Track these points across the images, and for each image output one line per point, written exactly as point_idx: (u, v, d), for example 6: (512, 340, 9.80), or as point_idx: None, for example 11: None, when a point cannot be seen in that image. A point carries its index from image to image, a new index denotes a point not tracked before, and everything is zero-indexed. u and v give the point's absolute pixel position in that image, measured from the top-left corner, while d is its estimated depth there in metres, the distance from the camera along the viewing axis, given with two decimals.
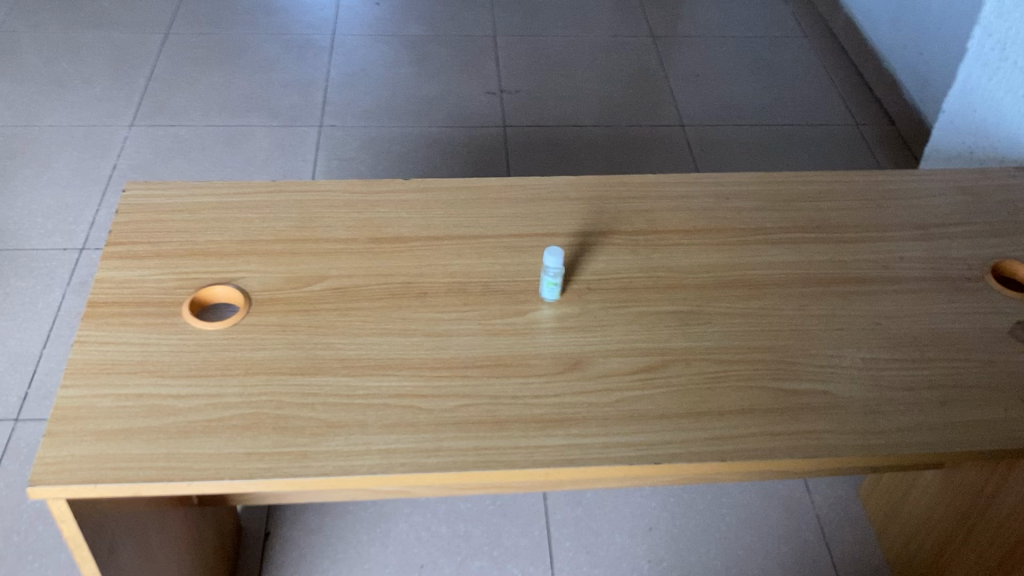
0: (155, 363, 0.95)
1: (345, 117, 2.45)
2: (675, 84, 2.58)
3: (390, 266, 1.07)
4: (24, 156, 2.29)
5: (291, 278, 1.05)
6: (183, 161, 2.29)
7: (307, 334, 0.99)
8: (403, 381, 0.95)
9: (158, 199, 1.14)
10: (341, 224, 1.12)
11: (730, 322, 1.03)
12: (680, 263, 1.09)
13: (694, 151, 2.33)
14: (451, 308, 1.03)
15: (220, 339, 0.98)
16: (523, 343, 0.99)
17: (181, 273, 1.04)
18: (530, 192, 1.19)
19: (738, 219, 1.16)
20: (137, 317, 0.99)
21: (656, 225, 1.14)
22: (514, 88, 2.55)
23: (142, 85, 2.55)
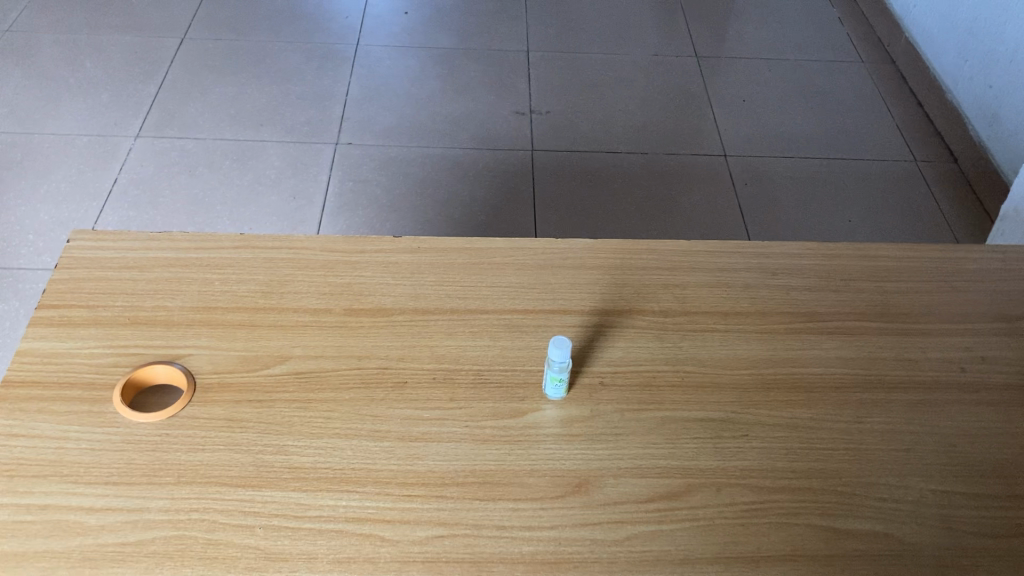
0: (70, 464, 0.78)
1: (363, 134, 2.29)
2: (718, 110, 2.39)
3: (366, 348, 0.90)
4: (22, 166, 2.16)
5: (247, 358, 0.88)
6: (188, 178, 2.14)
7: (257, 433, 0.82)
8: (366, 501, 0.77)
9: (107, 251, 0.98)
10: (313, 290, 0.95)
11: (771, 438, 0.84)
12: (714, 356, 0.91)
13: (737, 185, 2.13)
14: (433, 404, 0.85)
15: (153, 436, 0.81)
16: (517, 453, 0.82)
17: (119, 348, 0.88)
18: (541, 257, 1.01)
19: (786, 301, 0.97)
20: (58, 403, 0.83)
21: (687, 304, 0.96)
22: (545, 109, 2.37)
23: (153, 93, 2.41)
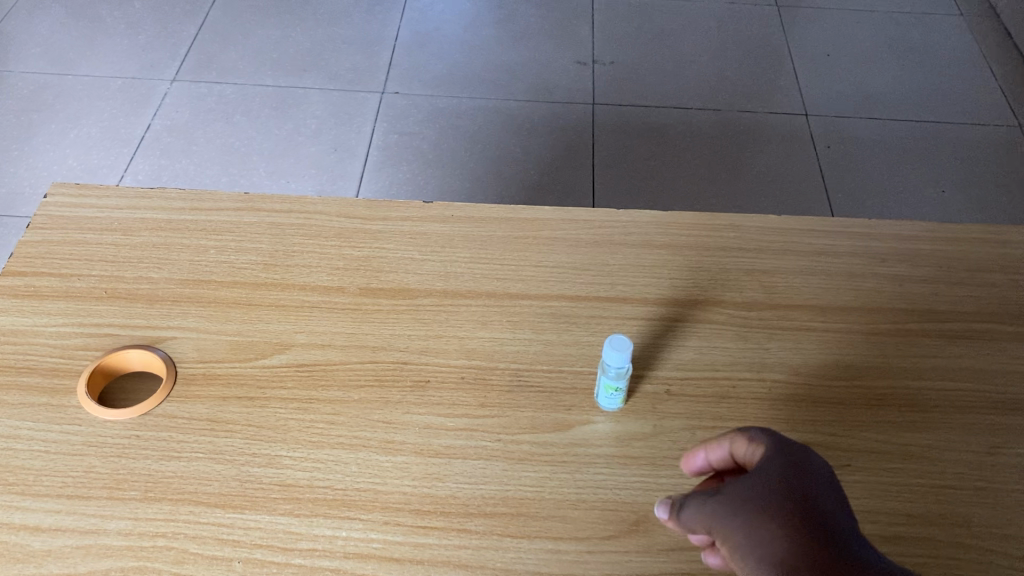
0: (17, 470, 0.65)
1: (412, 82, 2.12)
2: (800, 64, 2.17)
3: (383, 337, 0.75)
4: (52, 109, 2.04)
5: (241, 344, 0.73)
6: (224, 126, 2.00)
7: (245, 439, 0.67)
8: (370, 533, 0.62)
9: (90, 209, 0.84)
10: (325, 264, 0.80)
11: (878, 471, 0.67)
12: (808, 362, 0.74)
13: (819, 148, 1.93)
14: (460, 410, 0.70)
15: (120, 437, 0.67)
16: (560, 478, 0.66)
17: (90, 328, 0.74)
18: (597, 231, 0.84)
19: (895, 295, 0.80)
20: (13, 392, 0.69)
21: (775, 296, 0.79)
22: (609, 59, 2.17)
23: (193, 34, 2.27)
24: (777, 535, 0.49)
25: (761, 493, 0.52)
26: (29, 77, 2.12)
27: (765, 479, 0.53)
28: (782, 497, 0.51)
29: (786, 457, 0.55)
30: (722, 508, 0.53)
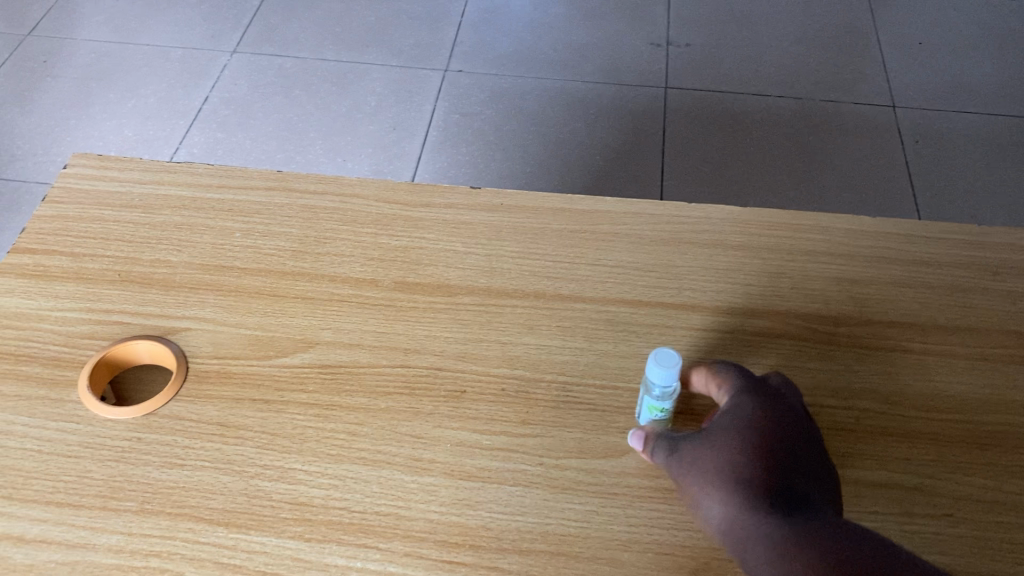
0: (6, 472, 0.59)
1: (476, 61, 2.03)
2: (889, 51, 2.02)
3: (417, 339, 0.67)
4: (111, 77, 2.01)
5: (261, 340, 0.66)
6: (283, 100, 1.95)
7: (257, 449, 0.60)
8: (388, 566, 0.55)
9: (110, 183, 0.77)
10: (358, 253, 0.72)
11: (986, 523, 0.57)
12: (902, 389, 0.64)
13: (907, 142, 1.79)
14: (499, 428, 0.61)
15: (120, 440, 0.61)
16: (609, 513, 0.57)
17: (98, 314, 0.67)
18: (665, 227, 0.75)
19: (1009, 316, 0.69)
20: (10, 383, 0.63)
21: (867, 311, 0.69)
22: (685, 41, 2.06)
23: (255, 5, 2.21)
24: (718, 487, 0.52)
25: (721, 436, 0.54)
26: (91, 45, 2.09)
27: (728, 420, 0.55)
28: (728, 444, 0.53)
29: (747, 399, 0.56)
30: (682, 451, 0.55)
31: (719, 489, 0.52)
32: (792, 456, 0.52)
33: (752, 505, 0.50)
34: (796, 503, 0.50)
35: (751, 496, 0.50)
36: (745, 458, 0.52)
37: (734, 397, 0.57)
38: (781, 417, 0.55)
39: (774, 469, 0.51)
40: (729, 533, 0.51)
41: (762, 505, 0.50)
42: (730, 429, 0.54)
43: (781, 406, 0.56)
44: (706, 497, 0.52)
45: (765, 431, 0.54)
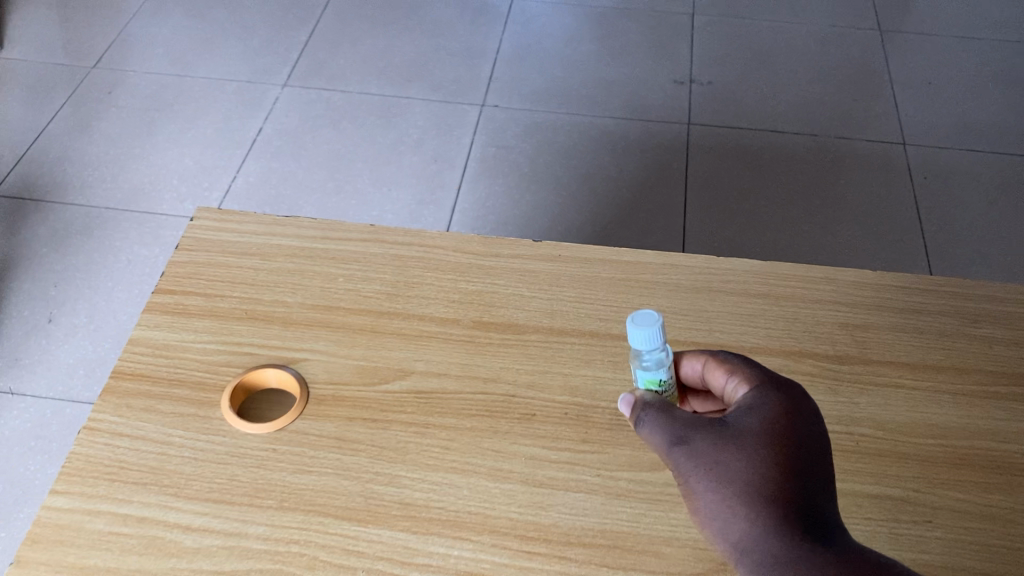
0: (171, 474, 0.73)
1: (510, 96, 2.17)
2: (898, 90, 2.13)
3: (494, 370, 0.81)
4: (173, 109, 2.15)
5: (366, 369, 0.81)
6: (332, 131, 2.09)
7: (369, 459, 0.75)
8: (479, 554, 0.69)
9: (230, 232, 0.92)
10: (441, 296, 0.87)
11: (957, 529, 0.71)
12: (896, 418, 0.78)
13: (914, 178, 1.92)
14: (564, 445, 0.76)
15: (258, 450, 0.75)
16: (654, 516, 0.71)
17: (232, 346, 0.82)
18: (697, 276, 0.89)
19: (985, 357, 0.82)
20: (165, 402, 0.78)
21: (868, 351, 0.83)
22: (707, 79, 2.19)
23: (303, 40, 2.34)
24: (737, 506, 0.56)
25: (740, 455, 0.58)
26: (151, 77, 2.23)
27: (738, 432, 0.59)
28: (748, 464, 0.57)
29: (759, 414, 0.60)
30: (698, 463, 0.58)
31: (723, 500, 0.57)
32: (795, 464, 0.57)
33: (754, 518, 0.55)
34: (803, 522, 0.55)
35: (752, 504, 0.56)
36: (748, 465, 0.57)
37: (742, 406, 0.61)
38: (788, 430, 0.59)
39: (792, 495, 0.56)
40: (726, 534, 0.56)
41: (763, 514, 0.55)
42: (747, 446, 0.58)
43: (789, 408, 0.60)
44: (706, 493, 0.58)
45: (771, 436, 0.58)
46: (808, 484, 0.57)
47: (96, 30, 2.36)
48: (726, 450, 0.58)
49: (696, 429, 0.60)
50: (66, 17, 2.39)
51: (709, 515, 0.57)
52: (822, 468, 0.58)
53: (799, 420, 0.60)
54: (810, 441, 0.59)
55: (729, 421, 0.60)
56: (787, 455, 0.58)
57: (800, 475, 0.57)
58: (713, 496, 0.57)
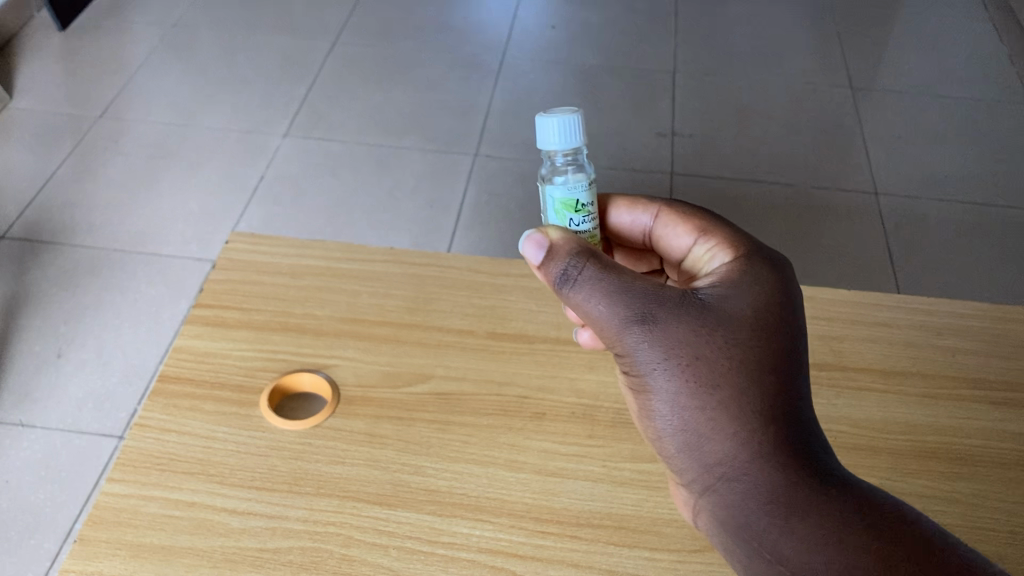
0: (217, 465, 0.80)
1: (502, 147, 2.23)
2: (871, 144, 2.26)
3: (507, 374, 0.89)
4: (175, 157, 2.15)
5: (391, 373, 0.89)
6: (331, 178, 2.11)
7: (396, 451, 0.82)
8: (499, 533, 0.76)
9: (262, 256, 1.01)
10: (457, 311, 0.96)
11: (927, 512, 0.79)
12: (870, 416, 0.87)
13: (887, 225, 2.02)
14: (571, 439, 0.84)
15: (295, 442, 0.82)
16: (656, 500, 0.79)
17: (269, 353, 0.90)
18: None
19: (949, 365, 0.92)
20: (210, 402, 0.85)
21: (844, 359, 0.92)
22: (688, 132, 2.29)
23: (303, 94, 2.37)
24: (703, 407, 0.62)
25: (704, 355, 0.63)
26: (155, 126, 2.24)
27: (703, 331, 0.64)
28: (713, 365, 0.62)
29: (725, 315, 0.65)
30: (661, 357, 0.63)
31: (689, 400, 0.63)
32: (758, 367, 0.63)
33: (716, 421, 0.62)
34: (762, 429, 0.61)
35: (717, 406, 0.62)
36: (712, 365, 0.62)
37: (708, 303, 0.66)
38: (752, 333, 0.64)
39: (754, 400, 0.62)
40: (689, 431, 0.63)
41: (727, 418, 0.62)
42: (710, 347, 0.63)
43: (755, 308, 0.66)
44: (665, 384, 0.63)
45: (736, 333, 0.64)
46: (768, 384, 0.63)
47: (99, 82, 2.37)
48: (692, 345, 0.63)
49: (653, 311, 0.64)
50: (70, 69, 2.41)
51: (671, 408, 0.64)
52: (780, 367, 0.64)
53: (764, 323, 0.65)
54: (773, 341, 0.64)
55: (694, 316, 0.64)
56: (745, 345, 0.63)
57: (762, 378, 0.62)
58: (673, 386, 0.63)
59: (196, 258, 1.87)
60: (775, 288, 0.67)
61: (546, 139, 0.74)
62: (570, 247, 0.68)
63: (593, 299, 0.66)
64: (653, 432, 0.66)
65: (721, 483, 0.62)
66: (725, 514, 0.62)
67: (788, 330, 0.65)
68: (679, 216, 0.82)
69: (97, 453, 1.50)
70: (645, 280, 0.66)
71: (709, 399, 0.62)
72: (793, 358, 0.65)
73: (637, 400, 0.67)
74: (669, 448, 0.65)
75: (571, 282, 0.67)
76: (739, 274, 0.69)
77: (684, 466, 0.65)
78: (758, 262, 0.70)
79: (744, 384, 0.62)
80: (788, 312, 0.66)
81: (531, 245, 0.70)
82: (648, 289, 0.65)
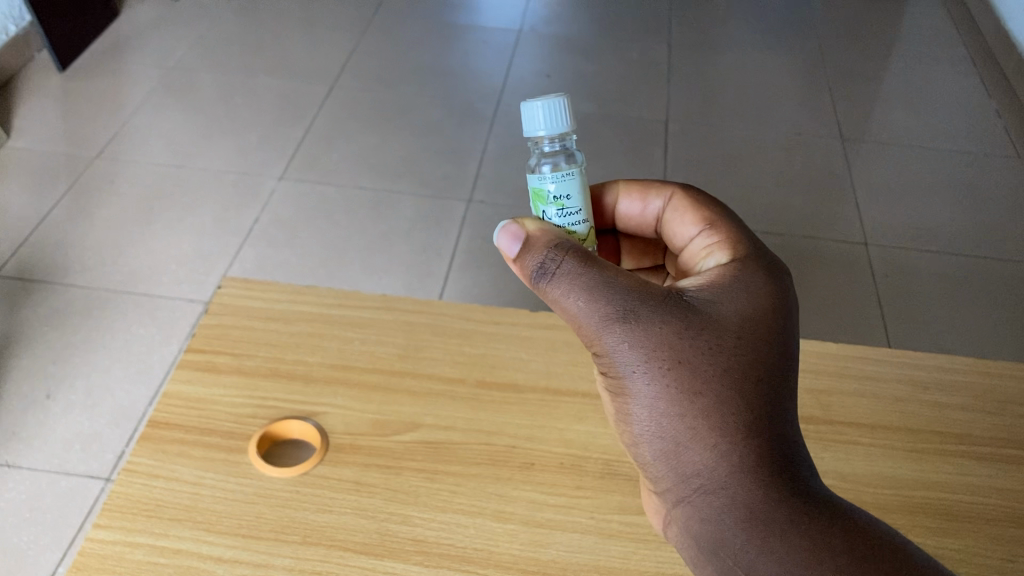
0: (203, 511, 0.80)
1: (496, 193, 2.24)
2: (861, 196, 2.28)
3: (496, 423, 0.89)
4: (170, 199, 2.16)
5: (380, 422, 0.89)
6: (325, 223, 2.12)
7: (383, 500, 0.82)
8: None
9: (254, 301, 1.02)
10: (448, 359, 0.96)
11: None
12: (857, 470, 0.87)
13: (877, 276, 2.03)
14: (559, 490, 0.84)
15: (282, 489, 0.82)
16: (643, 553, 0.79)
17: (259, 400, 0.90)
18: None
19: (936, 420, 0.92)
20: (198, 448, 0.85)
21: (832, 413, 0.93)
22: (680, 181, 2.31)
23: (299, 137, 2.39)
24: (681, 414, 0.65)
25: (684, 361, 0.65)
26: (151, 168, 2.25)
27: (683, 336, 0.66)
28: (693, 372, 0.65)
29: (708, 321, 0.67)
30: (642, 359, 0.66)
31: (667, 405, 0.66)
32: (737, 376, 0.65)
33: (694, 429, 0.65)
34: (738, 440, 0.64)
35: (695, 414, 0.65)
36: (691, 371, 0.65)
37: (692, 306, 0.68)
38: (734, 342, 0.66)
39: (731, 411, 0.65)
40: (665, 434, 0.66)
41: (704, 426, 0.65)
42: (689, 354, 0.66)
43: (739, 315, 0.68)
44: (644, 385, 0.66)
45: (717, 341, 0.66)
46: (746, 394, 0.65)
47: (96, 123, 2.39)
48: (672, 349, 0.66)
49: (634, 310, 0.67)
50: (67, 109, 2.43)
51: (649, 413, 0.67)
52: (759, 374, 0.66)
53: (746, 330, 0.67)
54: (753, 349, 0.67)
55: (675, 318, 0.67)
56: (724, 350, 0.66)
57: (741, 388, 0.65)
58: (651, 388, 0.66)
59: (187, 299, 1.88)
60: (759, 296, 0.70)
61: (534, 125, 0.75)
62: (548, 241, 0.71)
63: (572, 294, 0.68)
64: (631, 433, 0.69)
65: (698, 493, 0.65)
66: (698, 520, 0.66)
67: (769, 338, 0.68)
68: (688, 206, 0.83)
69: (83, 494, 1.49)
70: (628, 279, 0.69)
71: (687, 406, 0.65)
72: (775, 368, 0.67)
73: (617, 402, 0.70)
74: (646, 449, 0.69)
75: (549, 276, 0.69)
76: (727, 277, 0.71)
77: (660, 466, 0.68)
78: (748, 266, 0.72)
79: (722, 393, 0.65)
80: (773, 321, 0.69)
81: (509, 237, 0.73)
82: (628, 288, 0.67)
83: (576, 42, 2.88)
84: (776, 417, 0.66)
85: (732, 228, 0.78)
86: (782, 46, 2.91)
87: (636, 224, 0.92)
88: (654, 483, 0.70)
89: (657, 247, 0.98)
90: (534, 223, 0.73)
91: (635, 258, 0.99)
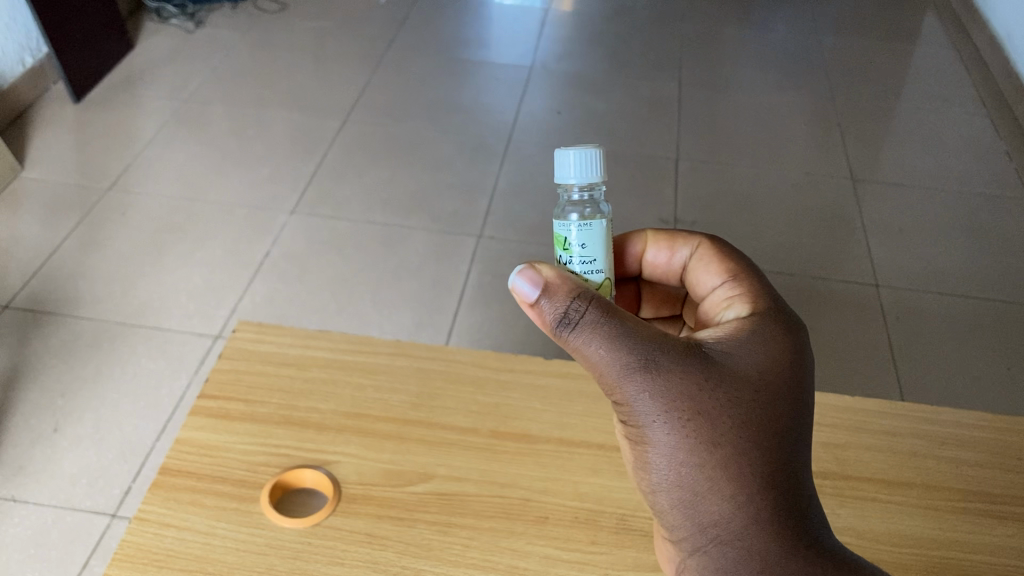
0: (214, 563, 0.79)
1: (507, 228, 2.24)
2: (872, 236, 2.28)
3: (510, 475, 0.89)
4: (182, 231, 2.16)
5: (393, 472, 0.88)
6: (336, 257, 2.12)
7: (396, 553, 0.81)
8: None
9: (268, 346, 1.01)
10: (461, 408, 0.96)
11: None
12: (875, 527, 0.86)
13: (887, 317, 2.02)
14: (573, 545, 0.83)
15: (293, 540, 0.81)
16: None
17: (272, 448, 0.90)
18: None
19: (953, 476, 0.91)
20: (210, 497, 0.85)
21: (848, 468, 0.92)
22: (691, 220, 2.31)
23: (310, 171, 2.40)
24: (702, 467, 0.65)
25: (706, 415, 0.65)
26: (162, 200, 2.26)
27: (705, 390, 0.65)
28: (714, 426, 0.65)
29: (729, 373, 0.67)
30: (663, 411, 0.65)
31: (687, 458, 0.65)
32: (756, 431, 0.65)
33: (714, 482, 0.65)
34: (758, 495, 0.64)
35: (716, 468, 0.65)
36: (712, 425, 0.65)
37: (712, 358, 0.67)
38: (754, 396, 0.66)
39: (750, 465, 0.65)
40: (685, 486, 0.66)
41: (724, 480, 0.64)
42: (711, 407, 0.65)
43: (758, 368, 0.68)
44: (664, 437, 0.66)
45: (738, 395, 0.66)
46: (765, 449, 0.65)
47: (109, 155, 2.41)
48: (694, 402, 0.65)
49: (656, 361, 0.65)
50: (81, 141, 2.45)
51: (668, 464, 0.66)
52: (777, 427, 0.66)
53: (765, 383, 0.67)
54: (772, 402, 0.67)
55: (697, 371, 0.66)
56: (745, 403, 0.66)
57: (760, 442, 0.65)
58: (671, 439, 0.65)
59: (196, 333, 1.87)
60: (776, 348, 0.69)
61: (565, 171, 0.75)
62: (567, 287, 0.68)
63: (594, 343, 0.66)
64: (648, 481, 0.69)
65: (717, 546, 0.65)
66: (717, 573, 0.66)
67: (786, 390, 0.68)
68: (713, 257, 0.83)
69: (88, 530, 1.48)
70: (648, 328, 0.67)
71: (708, 460, 0.65)
72: (792, 421, 0.67)
73: (633, 449, 0.70)
74: (662, 498, 0.68)
75: (571, 325, 0.66)
76: (745, 329, 0.71)
77: (676, 515, 0.68)
78: (766, 318, 0.72)
79: (742, 448, 0.65)
80: (789, 373, 0.69)
81: (525, 280, 0.70)
82: (650, 338, 0.66)
83: (587, 79, 2.89)
84: (793, 470, 0.66)
85: (755, 281, 0.78)
86: (792, 85, 2.92)
87: (660, 273, 0.91)
88: (668, 531, 0.70)
89: (677, 297, 0.97)
90: (551, 266, 0.70)
91: (655, 306, 0.99)
